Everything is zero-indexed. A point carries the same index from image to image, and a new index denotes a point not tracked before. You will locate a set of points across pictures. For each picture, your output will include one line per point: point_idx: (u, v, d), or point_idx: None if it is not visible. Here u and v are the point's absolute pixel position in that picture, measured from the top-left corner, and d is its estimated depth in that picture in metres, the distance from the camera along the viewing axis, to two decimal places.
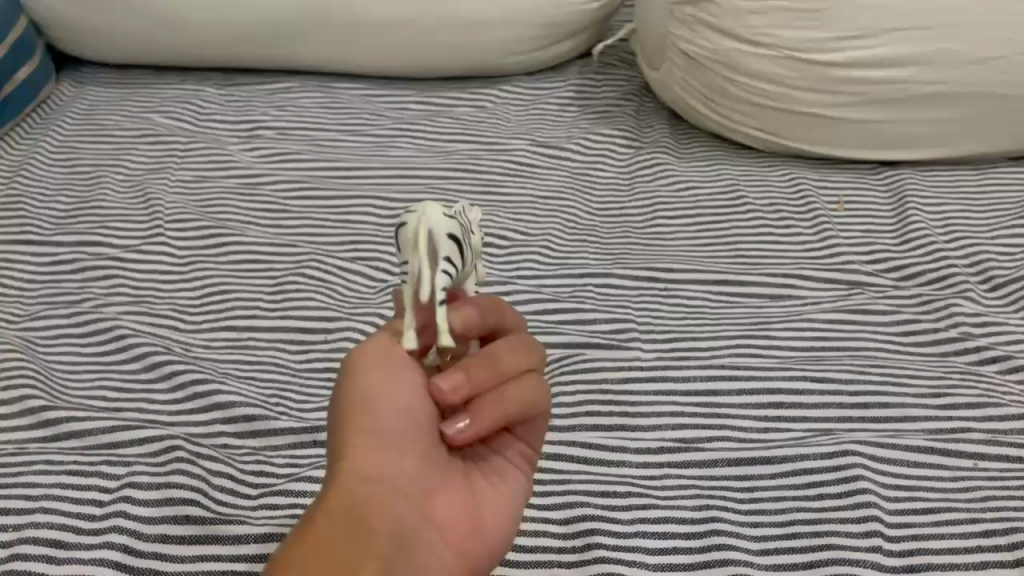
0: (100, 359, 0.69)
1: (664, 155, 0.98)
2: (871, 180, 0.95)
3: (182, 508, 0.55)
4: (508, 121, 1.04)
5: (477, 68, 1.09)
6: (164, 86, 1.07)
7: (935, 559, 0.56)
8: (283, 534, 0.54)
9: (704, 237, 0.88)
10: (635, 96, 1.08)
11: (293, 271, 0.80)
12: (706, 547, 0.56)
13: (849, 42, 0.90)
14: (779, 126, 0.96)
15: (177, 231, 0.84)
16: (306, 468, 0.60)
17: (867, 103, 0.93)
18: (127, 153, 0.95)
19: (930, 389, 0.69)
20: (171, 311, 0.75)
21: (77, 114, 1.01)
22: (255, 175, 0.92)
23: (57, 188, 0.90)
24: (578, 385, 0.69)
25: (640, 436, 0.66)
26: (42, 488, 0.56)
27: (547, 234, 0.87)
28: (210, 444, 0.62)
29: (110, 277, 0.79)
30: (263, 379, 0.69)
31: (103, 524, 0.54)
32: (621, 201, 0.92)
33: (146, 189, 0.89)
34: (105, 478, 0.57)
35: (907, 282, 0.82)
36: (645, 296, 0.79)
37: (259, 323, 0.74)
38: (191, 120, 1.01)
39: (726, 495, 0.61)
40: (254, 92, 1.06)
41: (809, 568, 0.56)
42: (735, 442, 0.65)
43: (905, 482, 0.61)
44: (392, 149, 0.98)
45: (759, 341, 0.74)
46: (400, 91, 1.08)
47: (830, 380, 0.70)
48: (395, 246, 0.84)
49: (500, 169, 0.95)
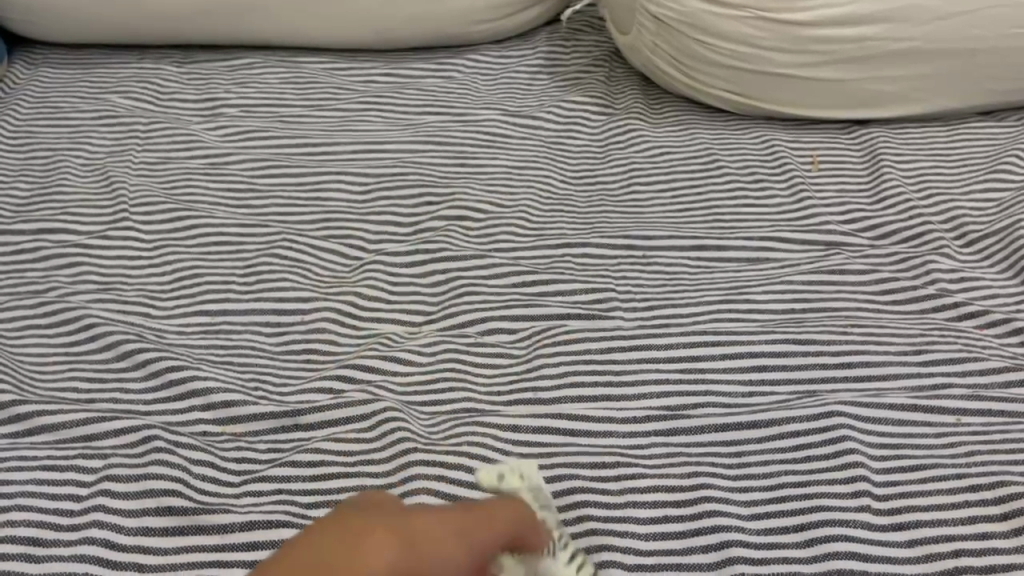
0: (70, 350, 0.67)
1: (636, 121, 0.97)
2: (844, 140, 0.95)
3: (163, 498, 0.54)
4: (477, 91, 1.02)
5: (443, 38, 1.06)
6: (121, 65, 1.04)
7: (923, 516, 0.56)
8: (267, 520, 0.53)
9: (680, 202, 0.87)
10: (605, 61, 1.07)
11: (266, 251, 0.78)
12: (697, 515, 0.56)
13: (817, 1, 0.89)
14: (751, 88, 0.95)
15: (143, 215, 0.82)
16: (290, 452, 0.59)
17: (838, 62, 0.92)
18: (86, 136, 0.92)
19: (911, 346, 0.69)
20: (141, 297, 0.73)
21: (31, 97, 0.98)
22: (220, 154, 0.90)
23: (14, 175, 0.87)
24: (562, 356, 0.68)
25: (625, 405, 0.65)
26: (17, 485, 0.55)
27: (521, 205, 0.85)
28: (190, 432, 0.60)
29: (76, 265, 0.77)
30: (241, 363, 0.67)
31: (82, 519, 0.53)
32: (595, 169, 0.91)
33: (108, 172, 0.87)
34: (82, 472, 0.56)
35: (883, 241, 0.82)
36: (624, 264, 0.79)
37: (232, 307, 0.73)
38: (151, 100, 0.98)
39: (714, 461, 0.60)
40: (215, 69, 1.03)
41: (800, 531, 0.56)
42: (721, 408, 0.65)
43: (890, 440, 0.62)
44: (360, 123, 0.96)
45: (740, 305, 0.74)
46: (365, 63, 1.06)
47: (812, 342, 0.70)
48: (368, 221, 0.83)
49: (472, 140, 0.94)
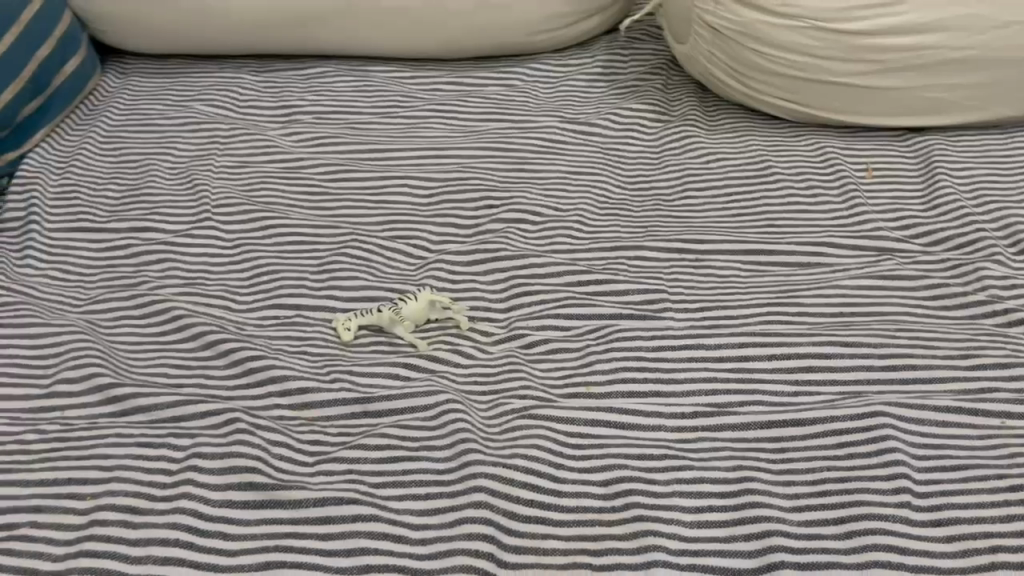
0: (160, 340, 0.73)
1: (692, 128, 1.00)
2: (899, 148, 0.96)
3: (244, 475, 0.59)
4: (538, 99, 1.06)
5: (506, 47, 1.10)
6: (203, 74, 1.10)
7: (962, 513, 0.58)
8: (340, 497, 0.58)
9: (733, 207, 0.89)
10: (662, 70, 1.10)
11: (337, 251, 0.83)
12: (740, 505, 0.59)
13: (873, 11, 0.91)
14: (807, 96, 0.97)
15: (224, 216, 0.88)
16: (358, 436, 0.64)
17: (895, 71, 0.93)
18: (173, 141, 0.99)
19: (958, 350, 0.71)
20: (223, 291, 0.79)
21: (123, 104, 1.05)
22: (296, 159, 0.96)
23: (108, 177, 0.94)
24: (614, 354, 0.72)
25: (675, 400, 0.68)
26: (115, 459, 0.61)
27: (578, 209, 0.89)
28: (268, 416, 0.66)
29: (164, 261, 0.83)
30: (314, 353, 0.72)
31: (173, 492, 0.58)
32: (651, 174, 0.94)
33: (192, 176, 0.93)
34: (173, 448, 0.62)
35: (935, 248, 0.84)
36: (676, 266, 0.82)
37: (306, 302, 0.78)
38: (232, 107, 1.05)
39: (758, 456, 0.63)
40: (290, 78, 1.09)
41: (840, 523, 0.58)
42: (766, 406, 0.68)
43: (933, 441, 0.64)
44: (426, 130, 1.01)
45: (789, 308, 0.76)
46: (431, 72, 1.11)
47: (859, 345, 0.72)
48: (433, 224, 0.87)
49: (532, 146, 0.97)
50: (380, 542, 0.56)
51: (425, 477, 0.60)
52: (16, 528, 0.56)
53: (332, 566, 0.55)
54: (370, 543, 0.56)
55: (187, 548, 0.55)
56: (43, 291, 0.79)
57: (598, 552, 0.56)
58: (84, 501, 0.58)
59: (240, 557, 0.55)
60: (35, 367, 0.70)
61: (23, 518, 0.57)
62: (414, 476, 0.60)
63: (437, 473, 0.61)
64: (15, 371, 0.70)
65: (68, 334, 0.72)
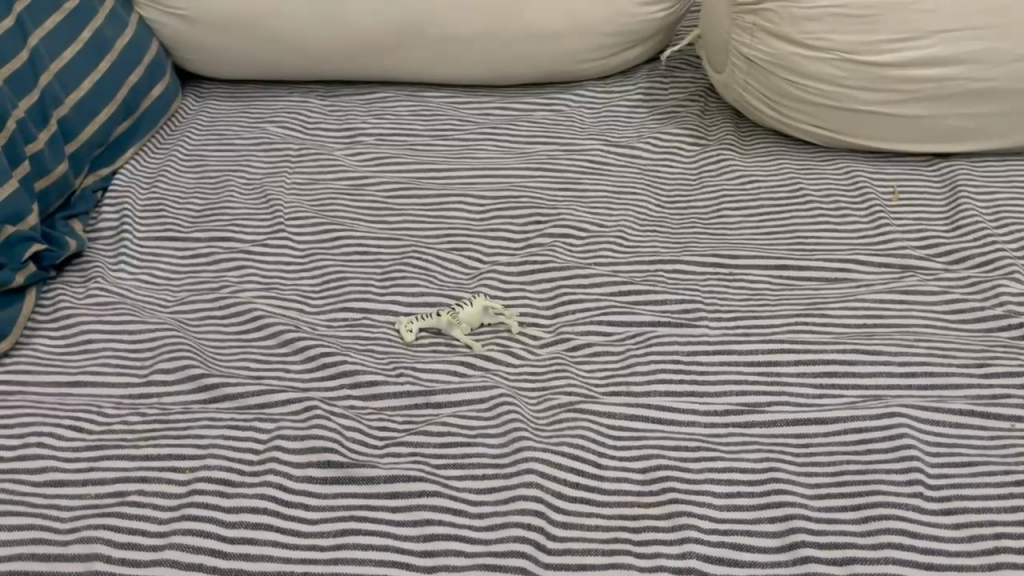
0: (242, 337, 0.82)
1: (728, 152, 1.07)
2: (925, 172, 1.01)
3: (322, 454, 0.68)
4: (583, 123, 1.14)
5: (553, 74, 1.18)
6: (274, 98, 1.20)
7: (971, 504, 0.64)
8: (406, 476, 0.66)
9: (766, 226, 0.96)
10: (700, 97, 1.17)
11: (399, 260, 0.91)
12: (766, 492, 0.65)
13: (900, 44, 0.97)
14: (836, 123, 1.03)
15: (296, 228, 0.96)
16: (422, 424, 0.72)
17: (920, 100, 0.99)
18: (248, 160, 1.08)
19: (975, 359, 0.76)
20: (297, 296, 0.87)
21: (201, 125, 1.14)
22: (360, 177, 1.04)
23: (190, 191, 1.03)
24: (653, 357, 0.78)
25: (708, 400, 0.75)
26: (209, 439, 0.70)
27: (620, 226, 0.96)
28: (340, 405, 0.74)
29: (243, 268, 0.91)
30: (380, 351, 0.80)
31: (261, 467, 0.67)
32: (689, 195, 1.01)
33: (266, 191, 1.01)
34: (258, 432, 0.70)
35: (956, 266, 0.89)
36: (711, 279, 0.88)
37: (372, 306, 0.86)
38: (300, 129, 1.14)
39: (784, 450, 0.69)
40: (354, 102, 1.18)
41: (857, 510, 0.64)
42: (792, 406, 0.74)
43: (946, 440, 0.69)
44: (479, 151, 1.09)
45: (816, 319, 0.82)
46: (484, 97, 1.19)
47: (880, 353, 0.77)
48: (487, 237, 0.95)
49: (578, 167, 1.05)
50: (442, 515, 0.64)
51: (482, 461, 0.68)
52: (128, 495, 0.66)
53: (399, 535, 0.63)
54: (433, 515, 0.64)
55: (273, 516, 0.64)
56: (137, 293, 0.88)
57: (636, 530, 0.63)
58: (184, 473, 0.67)
59: (319, 525, 0.64)
60: (134, 359, 0.79)
61: (132, 487, 0.66)
62: (472, 460, 0.68)
63: (492, 457, 0.68)
64: (116, 362, 0.79)
65: (161, 330, 0.81)
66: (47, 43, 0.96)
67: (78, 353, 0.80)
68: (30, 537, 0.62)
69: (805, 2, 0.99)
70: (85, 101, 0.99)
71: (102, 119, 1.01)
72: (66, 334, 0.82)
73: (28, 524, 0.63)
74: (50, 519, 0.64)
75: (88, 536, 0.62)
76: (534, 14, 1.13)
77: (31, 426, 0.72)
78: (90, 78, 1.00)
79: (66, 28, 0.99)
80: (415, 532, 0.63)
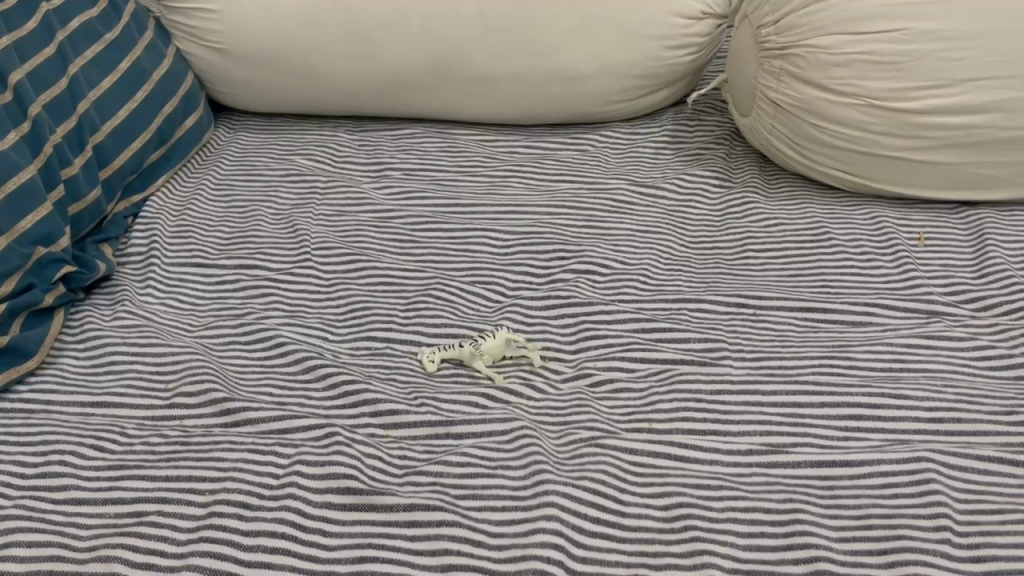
0: (265, 363, 0.82)
1: (753, 195, 1.07)
2: (952, 220, 1.01)
3: (342, 481, 0.68)
4: (608, 163, 1.14)
5: (580, 115, 1.19)
6: (305, 132, 1.21)
7: (1000, 551, 0.63)
8: (426, 504, 0.66)
9: (790, 268, 0.95)
10: (725, 140, 1.17)
11: (424, 291, 0.92)
12: (791, 532, 0.65)
13: (929, 91, 0.95)
14: (861, 167, 1.02)
15: (322, 257, 0.97)
16: (442, 454, 0.72)
17: (948, 147, 0.98)
18: (276, 190, 1.09)
19: (1002, 407, 0.75)
20: (321, 324, 0.88)
21: (232, 157, 1.16)
22: (386, 210, 1.05)
23: (219, 220, 1.04)
24: (675, 395, 0.78)
25: (731, 438, 0.74)
26: (230, 462, 0.70)
27: (643, 264, 0.96)
28: (361, 433, 0.74)
29: (268, 295, 0.92)
30: (402, 381, 0.81)
31: (280, 492, 0.68)
32: (713, 235, 1.01)
33: (293, 221, 1.02)
34: (278, 456, 0.71)
35: (984, 312, 0.88)
36: (735, 320, 0.88)
37: (395, 335, 0.86)
38: (329, 162, 1.15)
39: (808, 491, 0.69)
40: (382, 138, 1.20)
41: (882, 554, 0.63)
42: (817, 447, 0.73)
43: (975, 486, 0.68)
44: (504, 188, 1.10)
45: (841, 361, 0.81)
46: (510, 136, 1.20)
47: (907, 398, 0.76)
48: (510, 270, 0.95)
49: (603, 206, 1.05)
50: (462, 545, 0.64)
51: (502, 493, 0.68)
52: (147, 515, 0.66)
53: (417, 563, 0.62)
54: (452, 545, 0.64)
55: (291, 541, 0.64)
56: (162, 317, 0.89)
57: (657, 568, 0.62)
58: (204, 495, 0.67)
59: (336, 551, 0.64)
60: (157, 381, 0.80)
61: (152, 507, 0.66)
62: (491, 491, 0.68)
63: (513, 488, 0.68)
64: (139, 384, 0.79)
65: (186, 353, 0.82)
66: (86, 72, 0.98)
67: (103, 374, 0.81)
68: (48, 554, 0.63)
69: (832, 48, 0.98)
70: (120, 129, 1.00)
71: (138, 147, 1.03)
72: (91, 354, 0.83)
73: (45, 541, 0.64)
74: (68, 537, 0.64)
75: (106, 554, 0.62)
76: (561, 56, 1.13)
77: (54, 444, 0.72)
78: (127, 108, 1.02)
79: (106, 58, 1.01)
80: (433, 562, 0.62)
